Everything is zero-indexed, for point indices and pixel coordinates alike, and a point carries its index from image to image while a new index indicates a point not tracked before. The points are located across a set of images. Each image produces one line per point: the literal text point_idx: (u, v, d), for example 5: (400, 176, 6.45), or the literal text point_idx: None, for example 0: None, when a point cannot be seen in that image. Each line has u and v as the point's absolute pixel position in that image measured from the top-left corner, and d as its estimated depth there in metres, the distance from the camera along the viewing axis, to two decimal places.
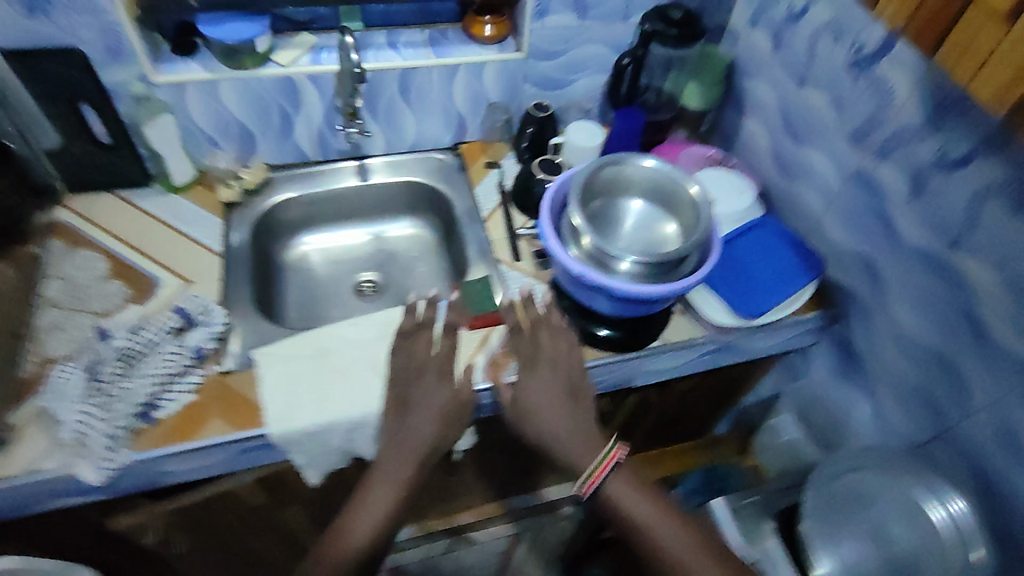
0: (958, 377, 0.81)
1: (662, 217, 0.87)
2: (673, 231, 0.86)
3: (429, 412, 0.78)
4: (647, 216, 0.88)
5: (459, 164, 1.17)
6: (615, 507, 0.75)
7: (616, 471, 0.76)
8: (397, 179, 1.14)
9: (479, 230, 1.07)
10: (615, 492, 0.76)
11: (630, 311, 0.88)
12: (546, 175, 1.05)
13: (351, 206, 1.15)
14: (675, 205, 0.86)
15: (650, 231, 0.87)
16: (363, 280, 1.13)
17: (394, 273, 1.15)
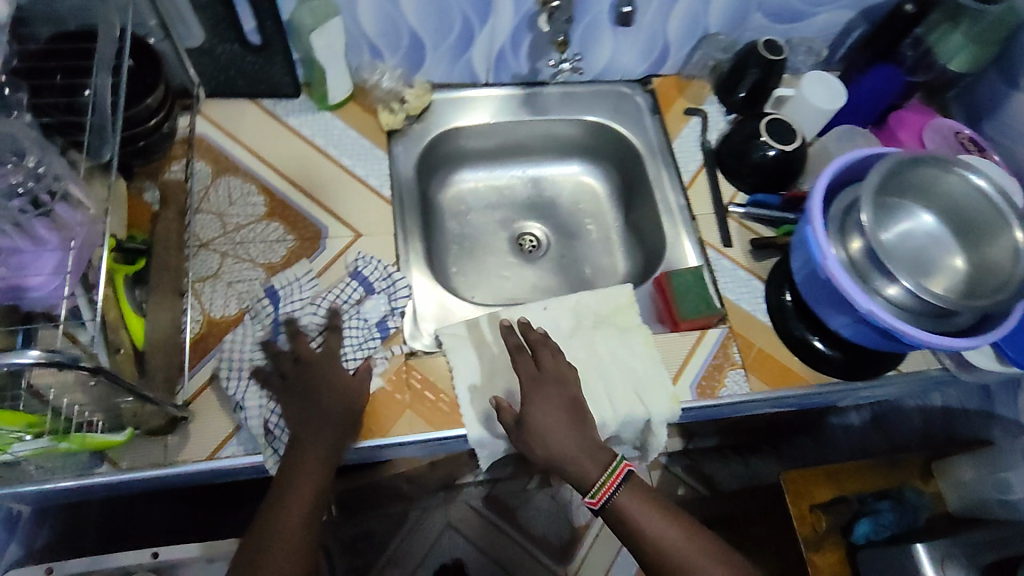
0: None
1: (951, 248, 0.73)
2: (955, 268, 0.73)
3: (332, 391, 0.65)
4: (928, 238, 0.74)
5: (652, 106, 0.97)
6: (627, 525, 0.67)
7: (626, 484, 0.68)
8: (574, 117, 0.97)
9: (677, 196, 0.91)
10: (625, 508, 0.68)
11: (869, 341, 0.74)
12: (774, 141, 0.86)
13: (516, 142, 0.99)
14: (976, 242, 0.72)
15: (928, 260, 0.73)
16: (526, 232, 0.99)
17: (559, 227, 1.01)
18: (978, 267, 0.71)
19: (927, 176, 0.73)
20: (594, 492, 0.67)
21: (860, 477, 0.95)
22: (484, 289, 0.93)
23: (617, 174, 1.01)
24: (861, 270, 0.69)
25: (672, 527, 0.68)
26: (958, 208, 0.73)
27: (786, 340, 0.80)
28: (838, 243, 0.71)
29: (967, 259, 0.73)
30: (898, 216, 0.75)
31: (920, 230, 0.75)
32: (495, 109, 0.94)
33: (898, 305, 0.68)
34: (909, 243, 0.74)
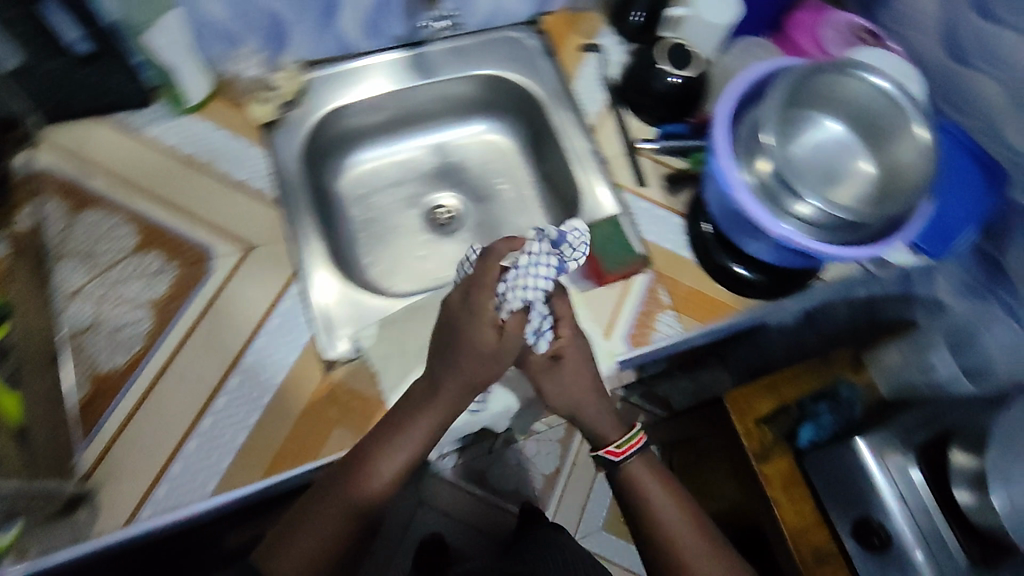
0: None
1: (858, 151, 0.72)
2: (864, 175, 0.72)
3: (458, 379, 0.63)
4: (835, 148, 0.73)
5: (545, 47, 0.91)
6: (627, 484, 0.74)
7: (640, 454, 0.75)
8: (467, 72, 0.90)
9: (585, 141, 0.87)
10: (637, 471, 0.74)
11: (789, 260, 0.74)
12: (674, 68, 0.82)
13: (410, 109, 0.92)
14: (883, 141, 0.71)
15: (837, 168, 0.72)
16: (437, 204, 0.94)
17: (472, 192, 0.95)
18: (885, 171, 0.70)
19: (830, 82, 0.71)
20: (617, 443, 0.74)
21: (796, 382, 0.97)
22: (403, 274, 0.88)
23: (522, 125, 0.95)
24: (771, 192, 0.67)
25: (670, 494, 0.74)
26: (861, 112, 0.71)
27: (712, 273, 0.80)
28: (745, 167, 0.68)
29: (875, 165, 0.71)
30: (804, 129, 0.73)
31: (826, 141, 0.73)
32: (380, 78, 0.87)
33: (808, 223, 0.67)
34: (816, 156, 0.73)
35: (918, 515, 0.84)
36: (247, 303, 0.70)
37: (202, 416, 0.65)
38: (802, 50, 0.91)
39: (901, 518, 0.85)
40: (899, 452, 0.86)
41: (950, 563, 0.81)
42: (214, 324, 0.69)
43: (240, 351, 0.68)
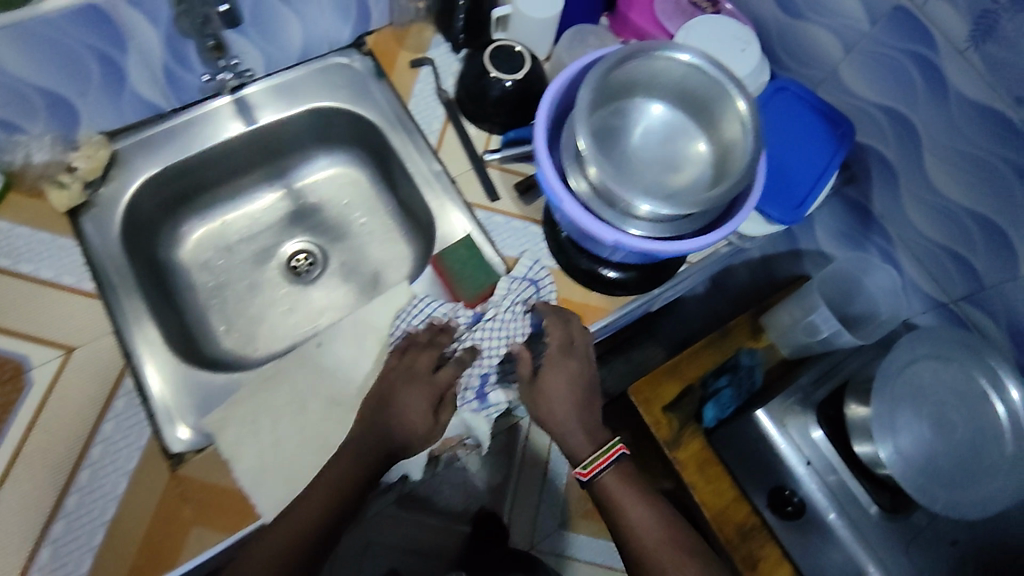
0: (1004, 242, 0.75)
1: (691, 133, 0.70)
2: (700, 155, 0.69)
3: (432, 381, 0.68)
4: (667, 133, 0.70)
5: (374, 69, 0.86)
6: (607, 504, 0.67)
7: (615, 467, 0.68)
8: (296, 110, 0.84)
9: (430, 162, 0.83)
10: (610, 487, 0.67)
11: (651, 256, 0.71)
12: (502, 72, 0.79)
13: (245, 158, 0.86)
14: (711, 119, 0.69)
15: (673, 154, 0.70)
16: (295, 253, 0.89)
17: (331, 233, 0.90)
18: (719, 150, 0.68)
19: (645, 67, 0.68)
20: (585, 462, 0.67)
21: (697, 361, 0.96)
22: (265, 338, 0.82)
23: (368, 155, 0.89)
24: (606, 195, 0.64)
25: (650, 514, 0.67)
26: (685, 91, 0.69)
27: (578, 278, 0.77)
28: (575, 179, 0.65)
29: (709, 143, 0.69)
30: (630, 120, 0.70)
31: (657, 127, 0.70)
32: (200, 134, 0.80)
33: (650, 224, 0.65)
34: (650, 145, 0.70)
35: (825, 474, 0.85)
36: (75, 413, 0.65)
37: (39, 548, 0.60)
38: (637, 27, 0.89)
39: (810, 482, 0.85)
40: (800, 413, 0.87)
41: (860, 517, 0.82)
42: (40, 444, 0.63)
43: (73, 466, 0.63)
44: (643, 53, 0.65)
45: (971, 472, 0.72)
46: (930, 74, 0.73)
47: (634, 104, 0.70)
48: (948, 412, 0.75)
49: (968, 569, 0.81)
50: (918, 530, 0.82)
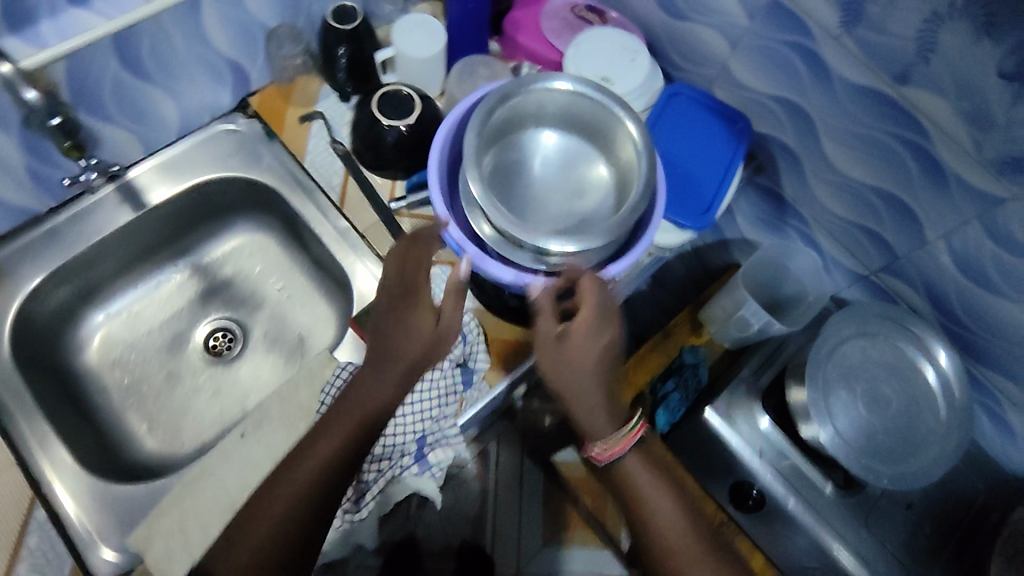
0: (908, 213, 0.77)
1: (589, 158, 0.70)
2: (602, 178, 0.69)
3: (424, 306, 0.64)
4: (566, 162, 0.70)
5: (264, 132, 0.82)
6: (626, 488, 0.63)
7: (637, 448, 0.64)
8: (187, 185, 0.80)
9: (336, 220, 0.80)
10: (631, 472, 0.63)
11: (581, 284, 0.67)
12: (393, 119, 0.76)
13: (142, 243, 0.81)
14: (605, 142, 0.69)
15: (574, 183, 0.70)
16: (212, 333, 0.85)
17: (247, 305, 0.86)
18: (618, 172, 0.68)
19: (529, 102, 0.67)
20: (604, 438, 0.62)
21: (644, 365, 0.91)
22: (192, 430, 0.79)
23: (273, 218, 0.86)
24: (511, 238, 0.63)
25: (671, 501, 0.62)
26: (575, 119, 0.69)
27: (506, 316, 0.74)
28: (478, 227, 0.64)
29: (608, 167, 0.69)
30: (527, 157, 0.70)
31: (555, 159, 0.70)
32: (85, 229, 0.76)
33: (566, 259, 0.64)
34: (549, 176, 0.70)
35: (777, 461, 0.85)
36: None
37: None
38: (527, 48, 0.88)
39: (765, 471, 0.85)
40: (746, 404, 0.88)
41: (817, 499, 0.84)
42: None
43: None
44: (521, 89, 0.65)
45: (912, 442, 0.74)
46: (812, 62, 0.74)
47: (527, 140, 0.70)
48: (882, 388, 0.76)
49: (926, 531, 0.84)
50: (874, 501, 0.84)
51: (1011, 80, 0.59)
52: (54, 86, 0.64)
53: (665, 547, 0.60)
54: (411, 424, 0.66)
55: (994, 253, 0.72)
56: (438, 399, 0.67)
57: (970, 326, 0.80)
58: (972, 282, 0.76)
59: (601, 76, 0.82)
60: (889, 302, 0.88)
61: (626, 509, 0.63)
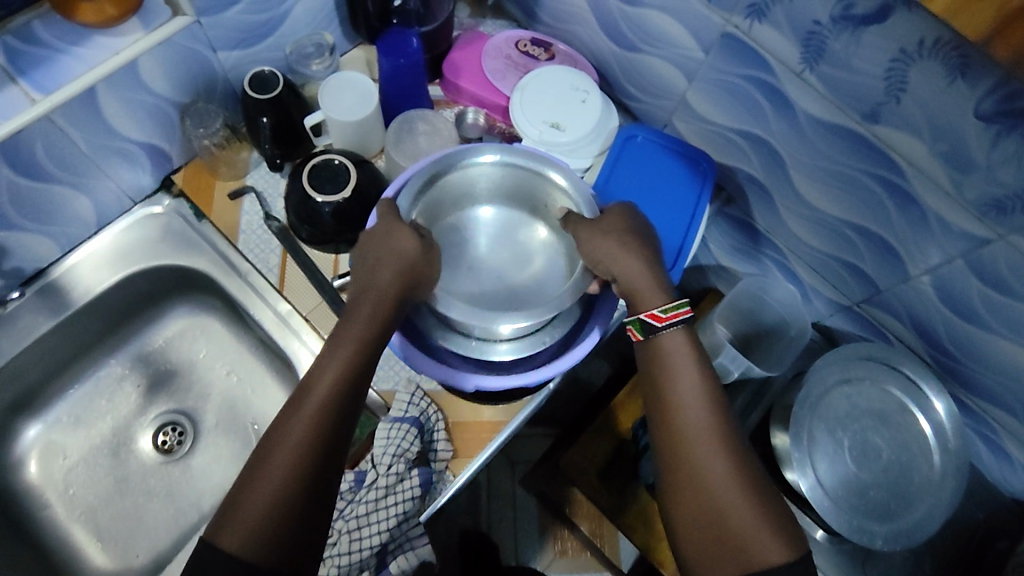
0: (888, 250, 0.72)
1: (525, 224, 0.71)
2: (543, 241, 0.70)
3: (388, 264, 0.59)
4: (503, 231, 0.71)
5: (192, 213, 0.76)
6: (655, 357, 0.57)
7: (679, 335, 0.58)
8: (113, 280, 0.74)
9: (277, 303, 0.74)
10: (671, 351, 0.57)
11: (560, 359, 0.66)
12: (327, 193, 0.70)
13: (73, 345, 0.76)
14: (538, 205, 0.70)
15: (517, 251, 0.70)
16: (161, 429, 0.79)
17: (194, 395, 0.81)
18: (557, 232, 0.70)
19: (454, 183, 0.68)
20: (664, 307, 0.58)
21: (622, 412, 0.92)
22: (147, 538, 0.74)
23: (214, 302, 0.80)
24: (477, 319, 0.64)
25: (701, 371, 0.56)
26: (506, 188, 0.70)
27: (467, 396, 0.70)
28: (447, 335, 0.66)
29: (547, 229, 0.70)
30: (465, 232, 0.70)
31: (493, 229, 0.71)
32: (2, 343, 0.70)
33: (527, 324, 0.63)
34: (492, 249, 0.70)
35: None
36: None
37: None
38: (471, 93, 0.82)
39: None
40: None
41: (810, 546, 0.81)
42: None
43: None
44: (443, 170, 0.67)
45: (905, 494, 0.70)
46: (774, 97, 0.68)
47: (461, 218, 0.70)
48: (870, 437, 0.72)
49: (926, 569, 0.81)
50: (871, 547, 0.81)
51: (987, 122, 0.54)
52: None
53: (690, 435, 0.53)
54: (373, 537, 0.62)
55: (982, 290, 0.66)
56: (396, 511, 0.63)
57: (961, 362, 0.75)
58: (959, 320, 0.71)
59: (551, 122, 0.76)
60: (874, 333, 0.83)
61: (650, 380, 0.57)
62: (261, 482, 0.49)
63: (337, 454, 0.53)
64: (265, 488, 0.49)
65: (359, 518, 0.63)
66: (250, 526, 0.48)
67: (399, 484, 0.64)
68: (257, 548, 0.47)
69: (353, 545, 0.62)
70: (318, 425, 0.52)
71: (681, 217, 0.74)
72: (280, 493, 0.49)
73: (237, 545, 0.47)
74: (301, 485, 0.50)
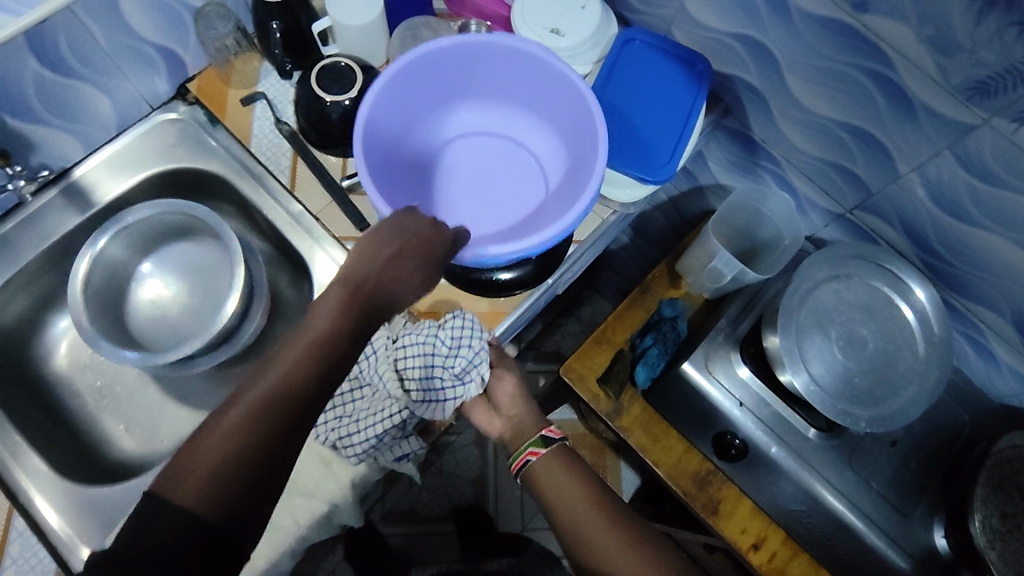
0: (878, 147, 0.73)
1: (166, 247, 0.80)
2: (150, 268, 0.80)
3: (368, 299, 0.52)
4: (175, 265, 0.81)
5: (207, 118, 0.79)
6: (540, 486, 0.65)
7: (553, 452, 0.66)
8: (133, 182, 0.78)
9: (289, 200, 0.77)
10: (547, 471, 0.65)
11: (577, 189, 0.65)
12: (333, 93, 0.72)
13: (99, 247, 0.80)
14: (168, 231, 0.79)
15: (163, 235, 0.79)
16: (167, 311, 0.80)
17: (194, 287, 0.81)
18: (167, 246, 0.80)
19: None
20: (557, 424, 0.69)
21: (622, 323, 0.93)
22: (167, 427, 0.77)
23: (225, 205, 0.83)
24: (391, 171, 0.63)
25: (582, 489, 0.64)
26: (153, 238, 0.78)
27: (477, 290, 0.74)
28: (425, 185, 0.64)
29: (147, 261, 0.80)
30: (162, 263, 0.80)
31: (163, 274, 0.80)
32: (32, 238, 0.74)
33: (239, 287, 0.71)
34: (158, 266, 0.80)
35: (757, 408, 0.83)
36: None
37: None
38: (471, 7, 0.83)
39: (747, 421, 0.83)
40: (724, 353, 0.84)
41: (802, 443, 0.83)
42: None
43: None
44: None
45: (890, 382, 0.74)
46: None
47: (141, 280, 0.80)
48: (858, 329, 0.76)
49: (912, 466, 0.82)
50: (859, 442, 0.83)
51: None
52: None
53: (586, 535, 0.61)
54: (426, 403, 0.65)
55: (969, 182, 0.67)
56: (470, 359, 0.65)
57: (948, 259, 0.76)
58: (948, 217, 0.72)
59: (551, 28, 0.77)
60: (866, 239, 0.85)
61: (544, 504, 0.65)
62: (233, 419, 0.44)
63: (234, 479, 0.43)
64: (221, 448, 0.43)
65: (432, 375, 0.64)
66: (210, 477, 0.43)
67: (471, 332, 0.65)
68: (213, 504, 0.42)
69: (433, 398, 0.64)
70: (315, 388, 0.47)
71: (671, 134, 0.75)
72: (239, 460, 0.43)
73: (195, 505, 0.41)
74: (255, 454, 0.44)
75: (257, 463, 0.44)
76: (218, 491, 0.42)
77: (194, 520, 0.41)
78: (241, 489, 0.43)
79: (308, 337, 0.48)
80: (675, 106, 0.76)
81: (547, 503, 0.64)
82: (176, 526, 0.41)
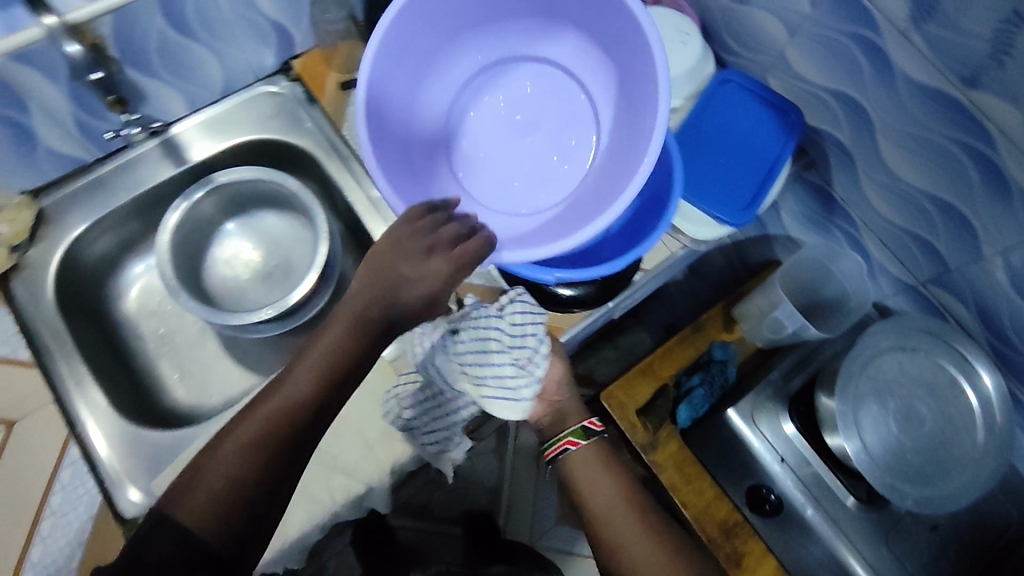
0: (964, 225, 0.71)
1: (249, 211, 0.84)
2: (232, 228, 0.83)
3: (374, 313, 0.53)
4: (255, 228, 0.84)
5: (306, 96, 0.83)
6: (571, 474, 0.67)
7: (588, 445, 0.68)
8: (226, 146, 0.81)
9: (371, 185, 0.80)
10: (581, 462, 0.67)
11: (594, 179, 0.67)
12: None
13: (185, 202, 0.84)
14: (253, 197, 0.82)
15: (248, 200, 0.82)
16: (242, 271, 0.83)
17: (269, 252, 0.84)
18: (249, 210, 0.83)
19: None
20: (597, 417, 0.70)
21: (670, 359, 0.92)
22: (219, 383, 0.79)
23: (307, 180, 0.86)
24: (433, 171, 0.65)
25: (616, 489, 0.66)
26: (237, 203, 0.82)
27: (543, 303, 0.75)
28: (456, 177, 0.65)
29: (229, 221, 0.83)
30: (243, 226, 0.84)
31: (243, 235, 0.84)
32: (125, 184, 0.78)
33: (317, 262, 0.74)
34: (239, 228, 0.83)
35: (798, 466, 0.82)
36: None
37: None
38: None
39: (787, 478, 0.82)
40: (770, 407, 0.84)
41: (839, 511, 0.80)
42: None
43: None
44: None
45: (942, 465, 0.72)
46: (874, 57, 0.69)
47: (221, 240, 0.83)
48: (917, 405, 0.74)
49: (950, 555, 0.79)
50: (898, 519, 0.80)
51: None
52: (99, 38, 0.64)
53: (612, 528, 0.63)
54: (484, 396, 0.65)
55: None
56: (529, 347, 0.64)
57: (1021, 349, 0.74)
58: None
59: None
60: (935, 314, 0.83)
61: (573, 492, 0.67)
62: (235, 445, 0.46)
63: (237, 501, 0.44)
64: (222, 471, 0.45)
65: (500, 372, 0.64)
66: (209, 500, 0.44)
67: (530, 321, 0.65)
68: (213, 527, 0.43)
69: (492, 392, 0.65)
70: (312, 415, 0.48)
71: (753, 182, 0.76)
72: (240, 482, 0.45)
73: (195, 525, 0.42)
74: (256, 477, 0.45)
75: (258, 488, 0.45)
76: (218, 511, 0.43)
77: (196, 545, 0.42)
78: (245, 509, 0.44)
79: (303, 367, 0.50)
80: (762, 154, 0.77)
81: (576, 493, 0.66)
82: (176, 548, 0.41)
